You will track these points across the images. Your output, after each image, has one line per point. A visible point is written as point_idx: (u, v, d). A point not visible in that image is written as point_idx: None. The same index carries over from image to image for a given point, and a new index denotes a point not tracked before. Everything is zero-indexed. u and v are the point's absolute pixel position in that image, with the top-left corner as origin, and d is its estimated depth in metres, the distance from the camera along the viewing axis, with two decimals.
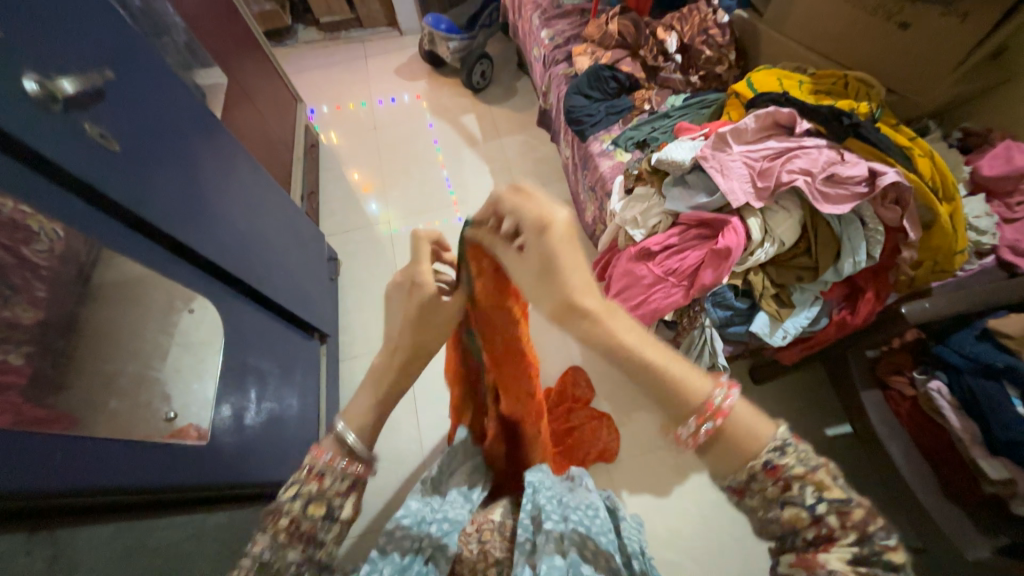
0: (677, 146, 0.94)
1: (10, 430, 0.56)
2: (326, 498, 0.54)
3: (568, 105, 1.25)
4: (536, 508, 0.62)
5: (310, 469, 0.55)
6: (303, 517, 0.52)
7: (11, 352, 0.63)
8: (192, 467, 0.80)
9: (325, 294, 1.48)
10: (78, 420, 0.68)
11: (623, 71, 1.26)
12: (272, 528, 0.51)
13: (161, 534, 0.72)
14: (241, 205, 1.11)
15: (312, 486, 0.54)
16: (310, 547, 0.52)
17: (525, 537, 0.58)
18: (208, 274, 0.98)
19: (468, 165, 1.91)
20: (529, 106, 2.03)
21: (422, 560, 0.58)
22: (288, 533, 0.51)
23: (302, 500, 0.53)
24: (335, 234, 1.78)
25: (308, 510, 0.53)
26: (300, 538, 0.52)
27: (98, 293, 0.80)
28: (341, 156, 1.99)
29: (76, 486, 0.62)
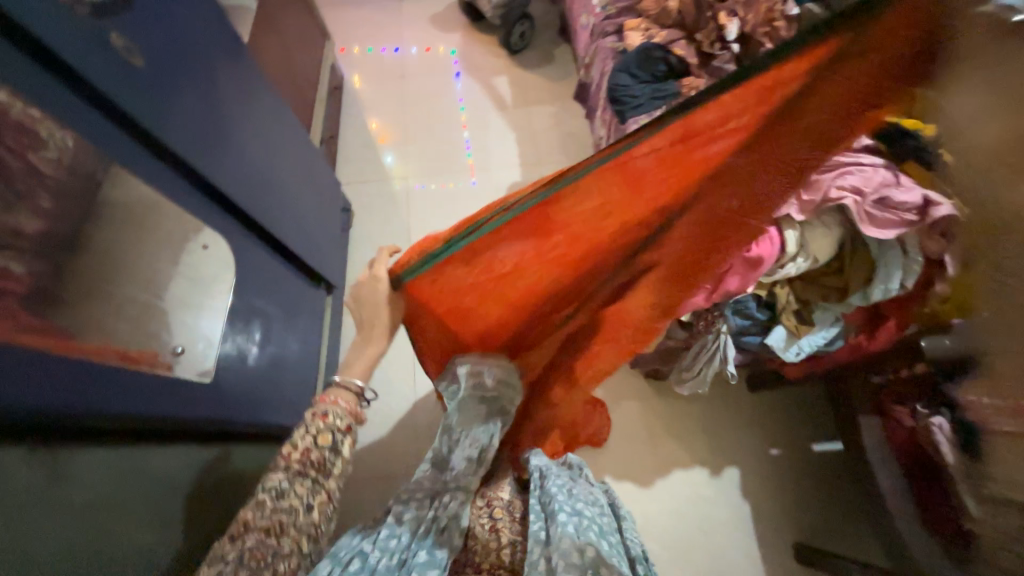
0: None
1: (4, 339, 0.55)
2: (332, 432, 0.69)
3: (612, 83, 1.19)
4: (545, 498, 0.63)
5: (312, 415, 0.70)
6: (314, 447, 0.68)
7: (10, 260, 0.64)
8: (195, 405, 0.80)
9: (335, 243, 1.46)
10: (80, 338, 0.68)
11: (676, 53, 1.18)
12: (287, 461, 0.66)
13: (159, 465, 0.73)
14: (261, 141, 1.07)
15: (317, 427, 0.69)
16: (318, 477, 0.67)
17: (537, 526, 0.59)
18: (227, 211, 0.95)
19: (494, 131, 1.83)
20: (566, 76, 1.94)
21: (438, 531, 0.64)
22: (300, 462, 0.66)
23: (312, 436, 0.68)
24: (351, 183, 1.74)
25: (318, 442, 0.68)
26: (310, 469, 0.66)
27: (101, 211, 0.80)
28: (365, 102, 1.92)
29: (79, 411, 0.61)
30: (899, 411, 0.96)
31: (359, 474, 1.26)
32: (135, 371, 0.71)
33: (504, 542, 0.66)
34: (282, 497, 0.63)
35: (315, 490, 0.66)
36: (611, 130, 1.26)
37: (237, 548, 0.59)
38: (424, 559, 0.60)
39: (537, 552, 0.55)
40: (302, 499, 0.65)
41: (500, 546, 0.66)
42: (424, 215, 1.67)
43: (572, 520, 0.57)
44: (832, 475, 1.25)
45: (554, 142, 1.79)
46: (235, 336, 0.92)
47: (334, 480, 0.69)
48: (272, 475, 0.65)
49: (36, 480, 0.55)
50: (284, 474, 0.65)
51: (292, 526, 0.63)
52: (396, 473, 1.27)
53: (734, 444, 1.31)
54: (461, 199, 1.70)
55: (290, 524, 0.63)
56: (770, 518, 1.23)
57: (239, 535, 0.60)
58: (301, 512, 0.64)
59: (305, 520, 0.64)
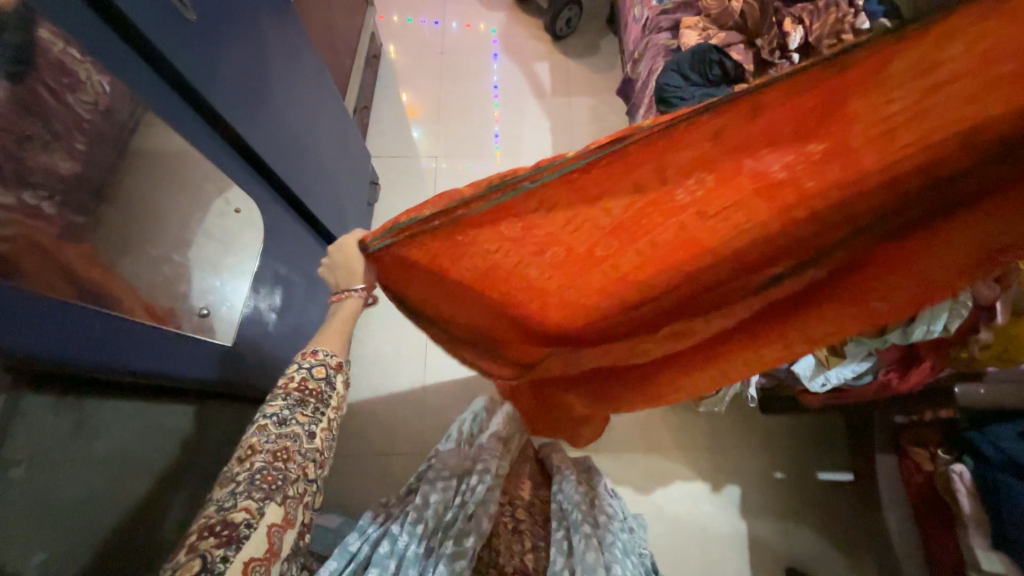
0: None
1: (35, 289, 0.54)
2: (326, 365, 0.65)
3: (661, 82, 1.15)
4: (565, 508, 0.66)
5: (301, 354, 0.66)
6: (311, 378, 0.63)
7: (43, 201, 0.62)
8: (214, 365, 0.80)
9: (360, 216, 1.45)
10: (111, 290, 0.67)
11: (732, 58, 1.13)
12: (284, 388, 0.62)
13: (178, 420, 0.75)
14: (299, 106, 1.05)
15: (310, 359, 0.65)
16: (317, 403, 0.63)
17: (559, 535, 0.63)
18: (259, 174, 0.94)
19: (529, 118, 1.79)
20: (608, 68, 1.88)
21: (461, 521, 0.64)
22: (298, 390, 0.62)
23: (307, 368, 0.64)
24: (380, 156, 1.72)
25: (314, 372, 0.64)
26: (308, 397, 0.62)
27: (140, 167, 0.76)
28: (400, 74, 1.87)
29: (108, 366, 0.62)
30: (917, 454, 0.95)
31: (362, 448, 1.28)
32: (168, 331, 0.71)
33: (526, 547, 0.66)
34: (286, 423, 0.59)
35: (317, 418, 0.62)
36: None
37: (247, 471, 0.54)
38: (451, 550, 0.61)
39: (561, 563, 0.58)
40: (304, 426, 0.60)
41: (524, 549, 0.66)
42: None
43: (589, 536, 0.61)
44: (833, 505, 1.24)
45: (589, 136, 1.75)
46: (258, 302, 0.92)
47: (333, 411, 0.65)
48: (271, 402, 0.60)
49: (61, 431, 0.57)
50: (289, 399, 0.61)
51: (299, 452, 0.58)
52: (398, 450, 1.28)
53: (738, 462, 1.29)
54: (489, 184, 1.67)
55: (297, 451, 0.58)
56: (765, 540, 1.22)
57: (246, 460, 0.55)
58: (305, 439, 0.60)
59: (310, 449, 0.60)
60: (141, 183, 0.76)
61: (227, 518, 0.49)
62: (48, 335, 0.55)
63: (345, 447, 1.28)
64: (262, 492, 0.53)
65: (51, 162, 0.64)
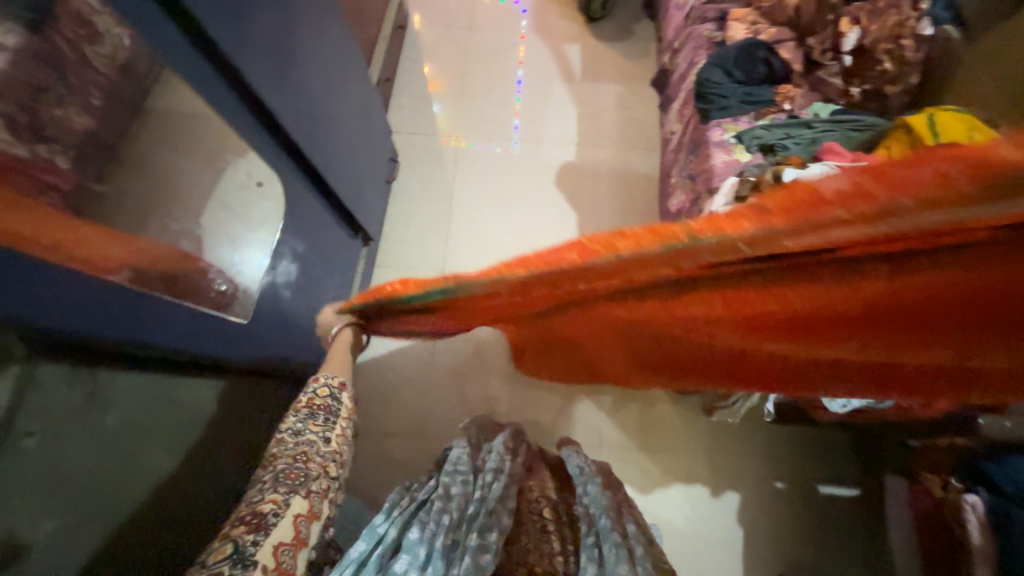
0: (822, 172, 0.81)
1: (52, 263, 0.51)
2: (331, 386, 0.72)
3: (702, 77, 1.11)
4: (592, 512, 0.67)
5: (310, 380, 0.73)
6: (318, 396, 0.69)
7: (57, 154, 0.59)
8: (232, 341, 0.80)
9: (377, 193, 1.41)
10: (129, 262, 0.65)
11: (780, 57, 1.10)
12: (298, 406, 0.67)
13: (195, 392, 0.75)
14: (324, 76, 1.01)
15: (317, 383, 0.71)
16: (328, 417, 0.67)
17: (590, 540, 0.64)
18: (280, 145, 0.90)
19: (556, 102, 1.73)
20: (641, 55, 1.81)
21: (484, 513, 0.65)
22: (308, 407, 0.67)
23: (317, 391, 0.70)
24: (400, 132, 1.67)
25: (321, 392, 0.70)
26: (318, 412, 0.67)
27: (160, 132, 0.72)
28: (425, 47, 1.81)
29: (120, 338, 0.61)
30: (930, 481, 0.91)
31: (366, 427, 1.27)
32: (186, 307, 0.70)
33: (555, 549, 0.66)
34: (301, 432, 0.63)
35: (328, 428, 0.66)
36: (688, 128, 1.17)
37: (271, 470, 0.57)
38: (475, 542, 0.61)
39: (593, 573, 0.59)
40: (318, 433, 0.64)
41: (553, 551, 0.66)
42: (469, 180, 1.60)
43: (621, 545, 0.61)
44: (833, 520, 1.24)
45: (616, 124, 1.70)
46: (274, 277, 0.90)
47: (343, 422, 0.70)
48: (283, 418, 0.65)
49: (73, 401, 0.58)
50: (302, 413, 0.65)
51: (317, 452, 0.62)
52: (402, 433, 1.28)
53: (742, 471, 1.29)
54: (511, 169, 1.62)
55: (315, 453, 0.62)
56: (762, 547, 1.23)
57: (269, 463, 0.58)
58: (320, 443, 0.63)
59: (328, 451, 0.63)
60: (159, 150, 0.72)
61: (259, 506, 0.52)
62: (58, 305, 0.52)
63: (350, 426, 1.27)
64: (286, 486, 0.56)
65: (64, 117, 0.60)
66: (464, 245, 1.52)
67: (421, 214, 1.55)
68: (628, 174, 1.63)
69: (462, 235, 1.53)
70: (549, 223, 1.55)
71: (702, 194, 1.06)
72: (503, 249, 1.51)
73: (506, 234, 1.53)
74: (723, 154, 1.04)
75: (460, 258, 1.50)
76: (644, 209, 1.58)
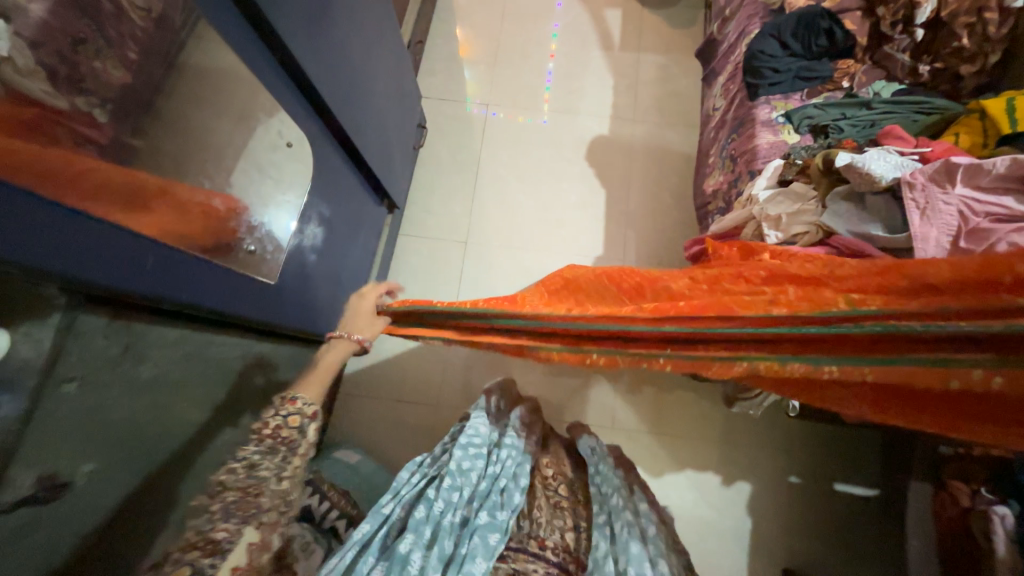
0: (880, 156, 0.75)
1: (87, 214, 0.52)
2: (301, 415, 0.64)
3: (754, 48, 1.03)
4: (604, 492, 0.69)
5: (280, 400, 0.65)
6: (285, 426, 0.62)
7: (95, 108, 0.58)
8: (258, 301, 0.81)
9: (404, 160, 1.40)
10: (161, 215, 0.65)
11: (845, 27, 1.00)
12: (259, 434, 0.61)
13: (219, 346, 0.78)
14: (357, 35, 0.98)
15: (287, 407, 0.63)
16: (288, 449, 0.61)
17: (601, 520, 0.65)
18: (310, 106, 0.89)
19: (592, 71, 1.65)
20: (686, 24, 1.70)
21: (497, 492, 0.67)
22: (270, 438, 0.61)
23: (281, 419, 0.62)
24: (429, 98, 1.63)
25: (288, 421, 0.62)
26: (280, 443, 0.61)
27: (194, 87, 0.71)
28: (458, 7, 1.74)
29: (143, 295, 0.60)
30: (958, 488, 0.89)
31: (385, 393, 1.30)
32: (212, 262, 0.70)
33: (566, 525, 0.67)
34: (255, 467, 0.58)
35: (286, 465, 0.61)
36: (733, 103, 1.10)
37: (219, 502, 0.55)
38: (485, 521, 0.63)
39: (605, 549, 0.60)
40: (274, 469, 0.59)
41: (565, 526, 0.67)
42: (497, 151, 1.56)
43: (632, 524, 0.62)
44: (846, 519, 1.22)
45: (654, 98, 1.61)
46: (302, 240, 0.90)
47: (305, 456, 0.64)
48: (243, 445, 0.60)
49: (111, 352, 0.59)
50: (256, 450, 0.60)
51: (270, 488, 0.58)
52: (420, 401, 1.30)
53: (757, 463, 1.28)
54: (540, 141, 1.57)
55: (268, 487, 0.58)
56: (769, 539, 1.23)
57: (218, 495, 0.56)
58: (272, 480, 0.58)
59: (284, 486, 0.59)
60: (194, 107, 0.72)
61: (209, 537, 0.52)
62: (85, 263, 0.52)
63: (369, 390, 1.30)
64: (235, 521, 0.54)
65: (103, 70, 0.59)
66: (489, 217, 1.49)
67: (447, 184, 1.53)
68: (663, 152, 1.56)
69: (488, 208, 1.50)
70: (577, 200, 1.51)
71: (743, 176, 1.00)
72: (528, 224, 1.48)
73: (532, 209, 1.50)
74: (769, 133, 0.98)
75: (484, 231, 1.48)
76: (677, 189, 1.52)
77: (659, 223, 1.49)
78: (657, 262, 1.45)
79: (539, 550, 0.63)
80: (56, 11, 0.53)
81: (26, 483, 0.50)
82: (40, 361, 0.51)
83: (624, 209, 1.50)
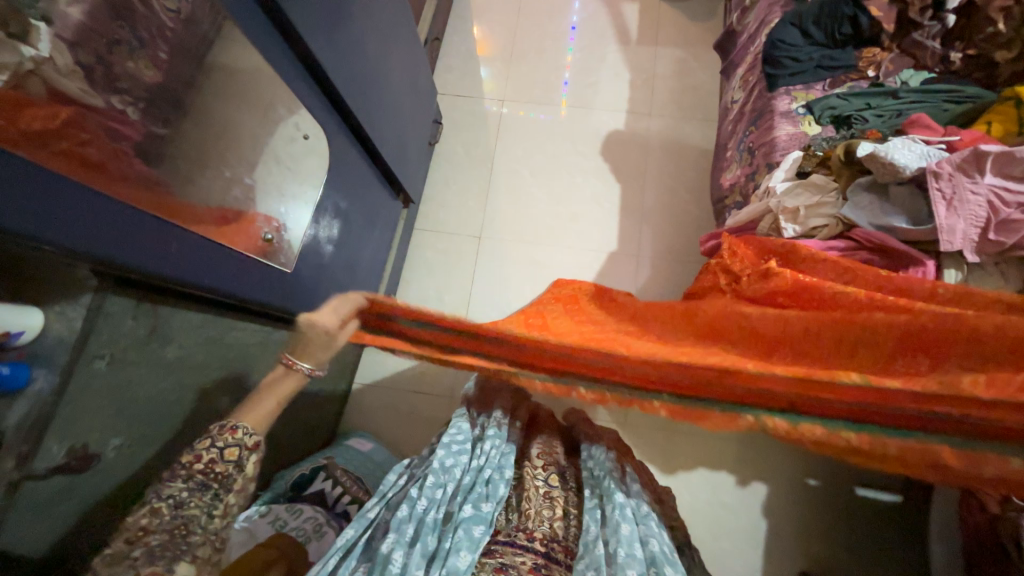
0: (903, 145, 0.73)
1: (120, 202, 0.55)
2: (240, 447, 0.54)
3: (774, 38, 1.00)
4: (596, 476, 0.66)
5: (214, 428, 0.55)
6: (219, 460, 0.53)
7: (128, 106, 0.62)
8: (275, 288, 0.84)
9: (420, 156, 1.41)
10: (187, 204, 0.68)
11: (870, 14, 0.97)
12: (186, 469, 0.52)
13: (237, 332, 0.81)
14: (374, 32, 1.00)
15: (225, 438, 0.54)
16: (219, 485, 0.53)
17: (592, 504, 0.62)
18: (328, 102, 0.91)
19: (608, 65, 1.64)
20: (707, 16, 1.67)
21: (481, 483, 0.62)
22: (201, 474, 0.52)
23: (215, 450, 0.53)
24: (445, 95, 1.64)
25: (224, 454, 0.54)
26: (213, 478, 0.53)
27: (218, 84, 0.74)
28: (475, 4, 1.75)
29: (168, 275, 0.63)
30: (986, 495, 0.85)
31: (398, 384, 1.32)
32: (233, 250, 0.73)
33: (556, 514, 0.62)
34: (183, 506, 0.51)
35: (217, 503, 0.53)
36: (751, 95, 1.08)
37: (141, 547, 0.47)
38: (469, 514, 0.58)
39: (594, 533, 0.56)
40: (204, 507, 0.52)
41: (554, 515, 0.62)
42: (511, 146, 1.57)
43: (625, 505, 0.58)
44: (867, 524, 1.18)
45: (672, 92, 1.59)
46: (318, 232, 0.93)
47: (243, 492, 0.55)
48: (169, 482, 0.51)
49: (139, 333, 0.62)
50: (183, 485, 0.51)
51: (200, 527, 0.51)
52: (432, 392, 1.32)
53: (773, 464, 1.25)
54: (555, 136, 1.57)
55: (200, 525, 0.51)
56: (786, 543, 1.19)
57: (137, 541, 0.48)
58: (204, 517, 0.51)
59: (218, 524, 0.52)
60: (217, 103, 0.75)
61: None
62: (114, 235, 0.55)
63: (383, 381, 1.33)
64: (160, 566, 0.47)
65: (137, 70, 0.63)
66: (502, 212, 1.50)
67: (461, 179, 1.54)
68: (680, 147, 1.54)
69: (501, 203, 1.51)
70: (591, 195, 1.50)
71: (761, 168, 0.98)
72: (541, 219, 1.48)
73: (545, 204, 1.50)
74: (789, 125, 0.95)
75: (497, 226, 1.48)
76: (694, 185, 1.50)
77: (675, 218, 1.46)
78: (673, 258, 1.43)
79: (527, 542, 0.58)
80: (90, 14, 0.56)
81: (58, 453, 0.54)
82: (72, 336, 0.55)
83: (638, 204, 1.48)
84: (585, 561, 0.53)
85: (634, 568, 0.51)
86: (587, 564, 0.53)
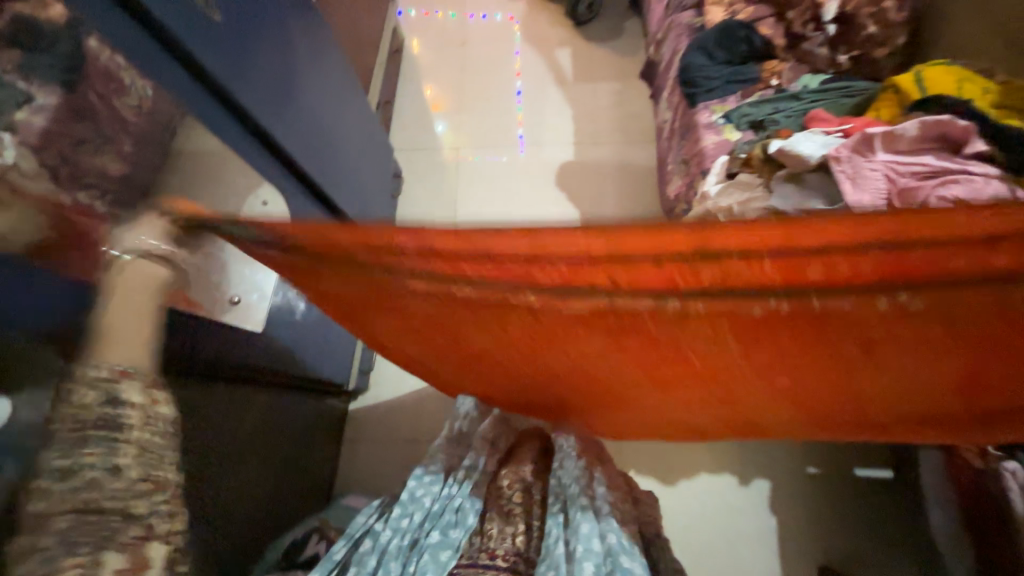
0: (807, 138, 0.82)
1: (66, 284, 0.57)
2: (108, 378, 0.54)
3: (685, 63, 1.12)
4: (562, 484, 0.65)
5: (75, 374, 0.55)
6: (93, 407, 0.53)
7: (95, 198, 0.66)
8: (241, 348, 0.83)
9: (385, 208, 1.48)
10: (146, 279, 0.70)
11: (762, 34, 1.11)
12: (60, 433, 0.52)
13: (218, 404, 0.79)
14: (326, 101, 1.08)
15: (89, 381, 0.54)
16: (109, 429, 0.53)
17: (555, 508, 0.64)
18: (287, 170, 0.96)
19: (551, 105, 1.77)
20: (632, 52, 1.83)
21: (450, 510, 0.65)
22: (77, 433, 0.52)
23: (88, 396, 0.53)
24: (403, 150, 1.75)
25: (88, 396, 0.53)
26: (97, 426, 0.52)
27: None
28: (423, 67, 1.89)
29: None
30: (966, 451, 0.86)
31: (387, 436, 1.31)
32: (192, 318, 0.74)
33: (518, 530, 0.64)
34: (72, 472, 0.50)
35: (114, 453, 0.52)
36: (677, 114, 1.18)
37: (51, 536, 0.48)
38: (435, 540, 0.62)
39: (556, 535, 0.60)
40: (99, 464, 0.51)
41: (516, 532, 0.64)
42: (472, 189, 1.65)
43: (586, 508, 0.61)
44: (872, 506, 1.18)
45: (613, 121, 1.72)
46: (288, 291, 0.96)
47: (140, 432, 0.55)
48: (51, 457, 0.51)
49: None
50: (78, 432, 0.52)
51: (108, 488, 0.51)
52: (422, 438, 1.30)
53: (770, 457, 1.25)
54: (511, 175, 1.66)
55: (105, 491, 0.51)
56: (799, 539, 1.18)
57: (46, 525, 0.49)
58: (107, 478, 0.52)
59: (127, 485, 0.53)
60: None
61: None
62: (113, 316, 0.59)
63: (372, 435, 1.31)
64: (86, 548, 0.49)
65: (101, 163, 0.67)
66: None
67: None
68: (628, 169, 1.64)
69: None
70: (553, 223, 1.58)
71: (697, 176, 1.06)
72: None
73: None
74: (713, 135, 1.04)
75: None
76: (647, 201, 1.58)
77: None
78: None
79: (490, 561, 0.60)
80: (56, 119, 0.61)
81: None
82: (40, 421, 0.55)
83: None
84: (546, 562, 0.57)
85: (590, 562, 0.55)
86: (547, 565, 0.57)
